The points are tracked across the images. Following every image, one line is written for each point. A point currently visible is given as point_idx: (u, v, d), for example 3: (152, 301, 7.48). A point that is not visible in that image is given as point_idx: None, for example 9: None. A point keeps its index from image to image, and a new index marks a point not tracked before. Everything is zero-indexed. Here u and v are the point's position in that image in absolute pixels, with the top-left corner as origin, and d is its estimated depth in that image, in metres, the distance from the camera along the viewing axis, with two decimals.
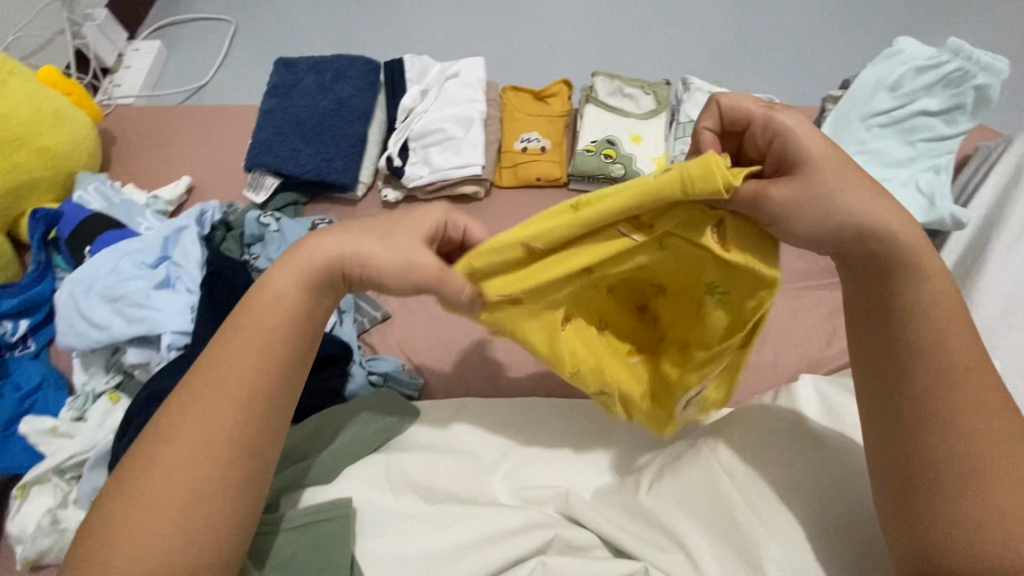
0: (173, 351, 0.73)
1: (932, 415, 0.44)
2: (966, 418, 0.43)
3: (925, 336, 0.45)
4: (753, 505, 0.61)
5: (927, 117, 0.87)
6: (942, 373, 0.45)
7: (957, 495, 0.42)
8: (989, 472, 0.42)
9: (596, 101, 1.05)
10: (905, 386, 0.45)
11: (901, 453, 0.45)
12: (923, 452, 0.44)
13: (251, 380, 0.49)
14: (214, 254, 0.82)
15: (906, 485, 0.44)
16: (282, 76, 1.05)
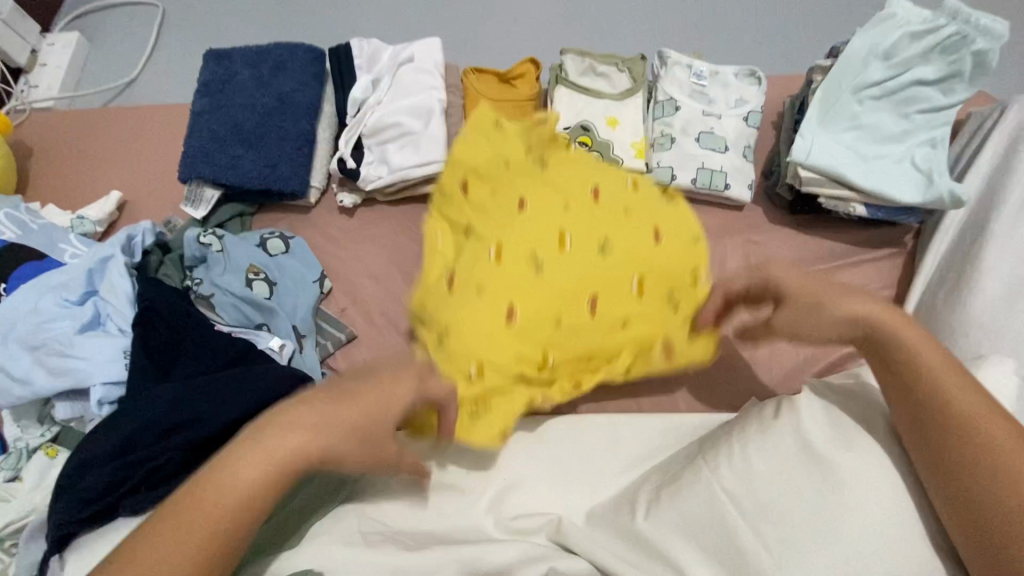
0: (105, 406, 0.66)
1: (991, 462, 0.51)
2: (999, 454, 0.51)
3: (928, 380, 0.55)
4: (751, 530, 0.59)
5: (923, 88, 0.80)
6: (979, 427, 0.53)
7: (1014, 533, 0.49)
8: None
9: (567, 82, 0.95)
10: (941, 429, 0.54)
11: (964, 509, 0.52)
12: (986, 497, 0.51)
13: (338, 435, 0.47)
14: (147, 285, 0.74)
15: (967, 531, 0.51)
16: (213, 71, 0.93)
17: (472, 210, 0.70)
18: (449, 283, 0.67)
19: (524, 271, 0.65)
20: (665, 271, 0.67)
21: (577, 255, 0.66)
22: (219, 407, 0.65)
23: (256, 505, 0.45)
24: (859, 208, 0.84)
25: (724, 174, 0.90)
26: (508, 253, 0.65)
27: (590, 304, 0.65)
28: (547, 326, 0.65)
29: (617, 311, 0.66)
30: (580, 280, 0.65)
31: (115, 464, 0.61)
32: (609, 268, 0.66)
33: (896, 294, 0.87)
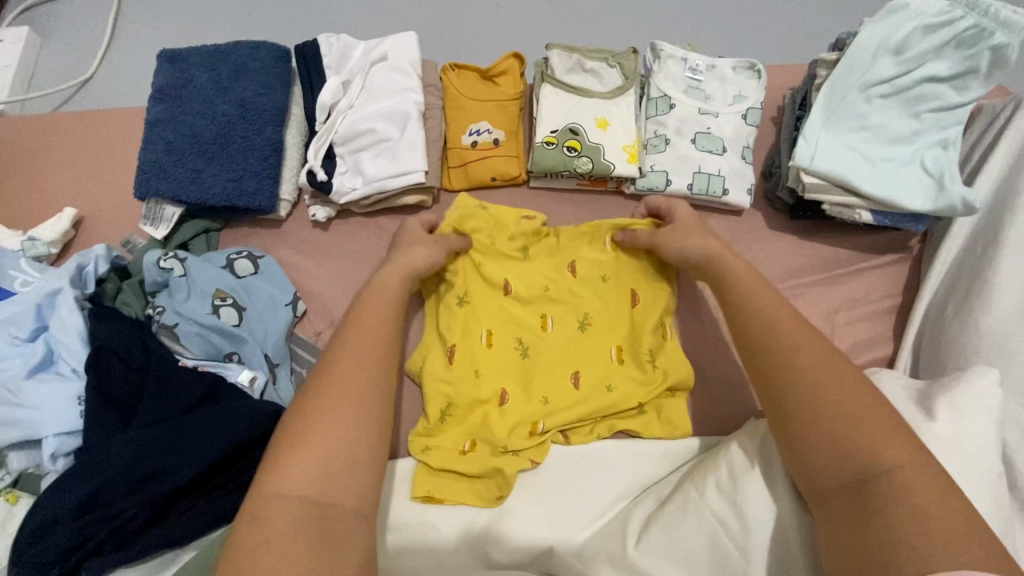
0: (60, 458, 0.62)
1: (829, 416, 0.52)
2: (797, 366, 0.56)
3: (779, 354, 0.57)
4: (744, 560, 0.57)
5: (934, 85, 0.75)
6: (789, 345, 0.57)
7: (816, 435, 0.52)
8: (829, 411, 0.52)
9: (553, 79, 0.88)
10: (754, 351, 0.60)
11: (775, 414, 0.56)
12: (788, 405, 0.55)
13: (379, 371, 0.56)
14: (101, 321, 0.68)
15: (782, 435, 0.56)
16: (168, 75, 0.85)
17: (469, 290, 0.80)
18: (469, 387, 0.76)
19: (513, 338, 0.80)
20: (633, 346, 0.80)
21: (557, 330, 0.80)
22: (188, 454, 0.60)
23: (366, 427, 0.52)
24: (864, 214, 0.79)
25: (722, 178, 0.85)
26: (499, 335, 0.79)
27: (572, 377, 0.78)
28: (534, 400, 0.77)
29: (592, 378, 0.78)
30: (561, 353, 0.79)
31: (72, 526, 0.56)
32: (588, 343, 0.80)
33: (903, 302, 0.83)
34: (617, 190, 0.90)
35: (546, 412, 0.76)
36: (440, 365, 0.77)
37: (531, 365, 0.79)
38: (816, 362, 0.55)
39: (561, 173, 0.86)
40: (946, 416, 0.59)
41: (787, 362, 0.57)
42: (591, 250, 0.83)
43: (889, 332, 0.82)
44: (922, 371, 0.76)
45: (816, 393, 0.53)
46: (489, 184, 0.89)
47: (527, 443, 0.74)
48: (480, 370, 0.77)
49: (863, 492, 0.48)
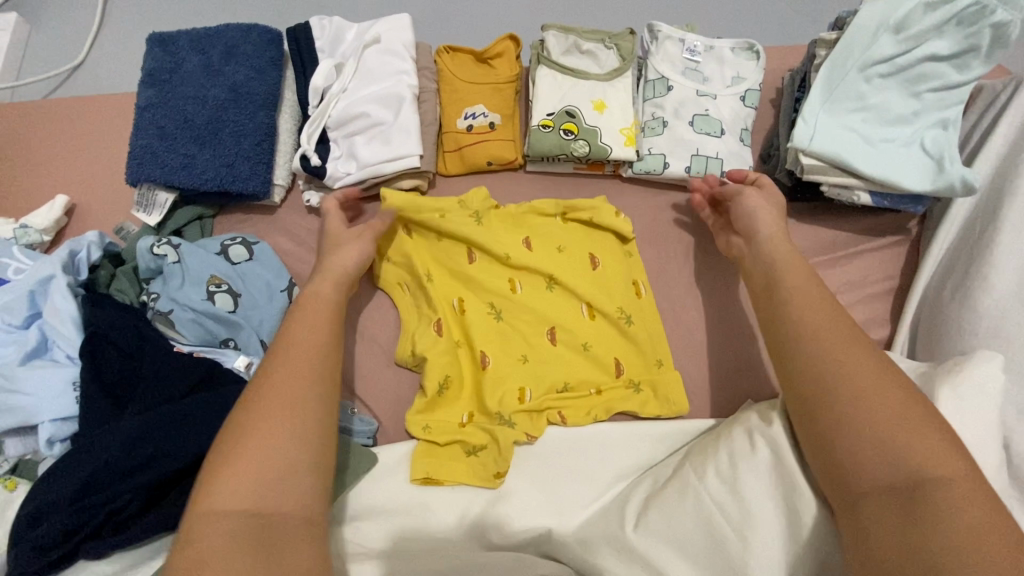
0: (57, 444, 0.62)
1: (883, 434, 0.49)
2: (836, 367, 0.53)
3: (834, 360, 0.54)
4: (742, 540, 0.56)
5: (935, 64, 0.74)
6: (843, 352, 0.54)
7: (853, 436, 0.50)
8: (869, 416, 0.50)
9: (549, 62, 0.87)
10: (791, 343, 0.57)
11: (808, 410, 0.54)
12: (824, 402, 0.53)
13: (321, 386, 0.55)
14: (95, 308, 0.67)
15: (810, 432, 0.54)
16: (159, 58, 0.84)
17: (440, 271, 0.82)
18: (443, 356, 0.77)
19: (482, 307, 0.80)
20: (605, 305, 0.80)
21: (528, 293, 0.81)
22: (184, 440, 0.60)
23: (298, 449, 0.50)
24: (864, 195, 0.78)
25: (720, 160, 0.84)
26: (470, 303, 0.80)
27: (549, 336, 0.79)
28: (520, 367, 0.77)
29: (570, 335, 0.79)
30: (533, 314, 0.80)
31: (70, 509, 0.56)
32: (559, 302, 0.81)
33: (900, 284, 0.83)
34: (614, 174, 0.89)
35: (531, 376, 0.77)
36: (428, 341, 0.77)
37: (514, 334, 0.79)
38: (861, 364, 0.53)
39: (558, 157, 0.85)
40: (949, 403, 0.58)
41: (824, 361, 0.54)
42: (539, 218, 0.84)
43: (886, 315, 0.81)
44: (919, 353, 0.76)
45: (857, 397, 0.51)
46: (485, 168, 0.88)
47: (517, 408, 0.75)
48: (466, 343, 0.78)
49: (909, 498, 0.46)
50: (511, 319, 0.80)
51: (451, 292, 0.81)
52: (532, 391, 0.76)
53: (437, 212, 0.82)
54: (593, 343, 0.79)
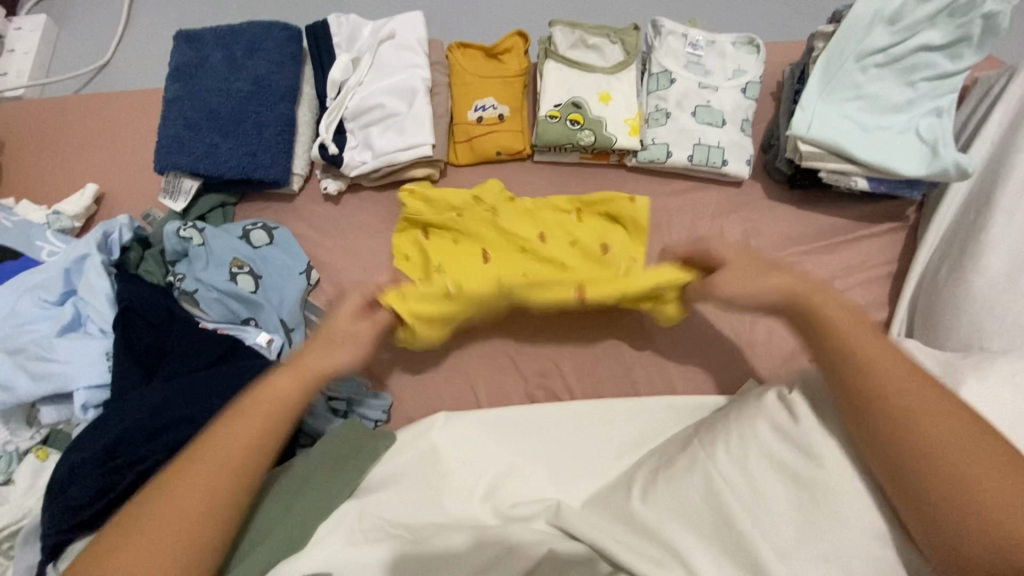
0: (91, 410, 0.66)
1: (972, 497, 0.48)
2: (929, 439, 0.51)
3: (895, 420, 0.53)
4: (751, 519, 0.57)
5: (928, 54, 0.77)
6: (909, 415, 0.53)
7: (992, 543, 0.47)
8: (972, 494, 0.48)
9: (556, 56, 0.91)
10: (898, 434, 0.53)
11: (902, 487, 0.52)
12: (921, 479, 0.51)
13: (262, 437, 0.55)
14: (125, 284, 0.71)
15: (915, 510, 0.51)
16: (184, 54, 0.88)
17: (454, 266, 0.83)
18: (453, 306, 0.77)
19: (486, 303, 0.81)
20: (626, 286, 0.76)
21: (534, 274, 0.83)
22: (208, 406, 0.63)
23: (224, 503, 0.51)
24: (861, 182, 0.81)
25: (721, 149, 0.87)
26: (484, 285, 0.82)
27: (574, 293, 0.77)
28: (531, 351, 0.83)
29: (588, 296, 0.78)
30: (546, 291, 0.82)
31: (104, 469, 0.59)
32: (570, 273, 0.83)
33: (898, 269, 0.85)
34: (619, 164, 0.92)
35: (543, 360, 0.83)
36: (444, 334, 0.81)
37: (526, 321, 0.84)
38: (949, 432, 0.51)
39: (564, 146, 0.89)
40: (957, 375, 0.59)
41: (921, 437, 0.52)
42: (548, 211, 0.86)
43: (885, 298, 0.84)
44: (916, 332, 0.78)
45: (955, 474, 0.49)
46: (495, 158, 0.91)
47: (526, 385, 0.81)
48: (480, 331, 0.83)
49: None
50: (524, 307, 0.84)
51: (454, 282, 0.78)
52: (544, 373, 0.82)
53: (455, 210, 0.84)
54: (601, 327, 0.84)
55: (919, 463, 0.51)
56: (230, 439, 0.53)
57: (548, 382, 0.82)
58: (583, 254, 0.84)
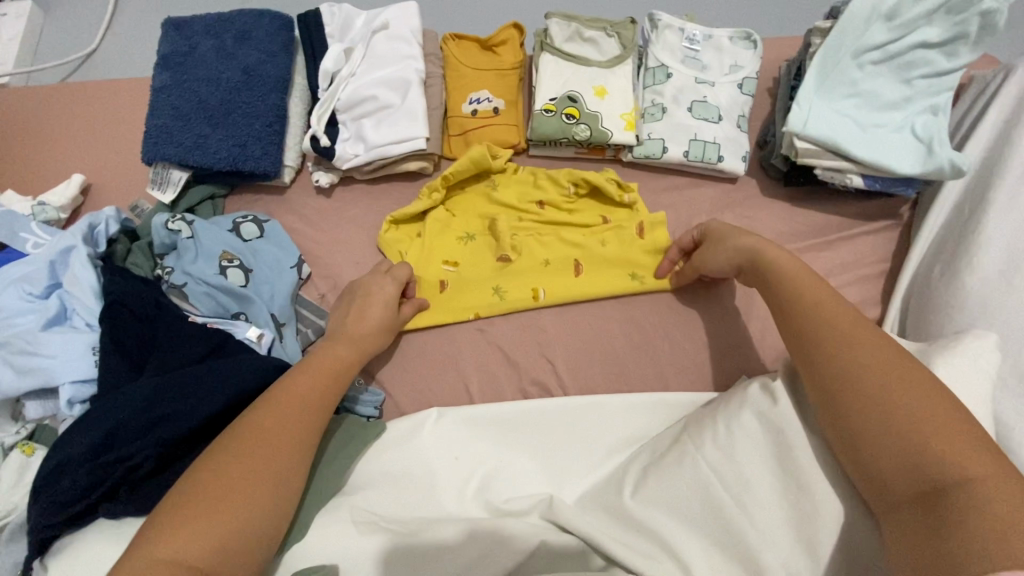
0: (77, 405, 0.64)
1: (894, 429, 0.49)
2: (863, 372, 0.52)
3: (837, 355, 0.55)
4: (742, 510, 0.57)
5: (925, 50, 0.77)
6: (857, 358, 0.53)
7: (909, 475, 0.47)
8: (902, 424, 0.49)
9: (552, 49, 0.90)
10: (835, 372, 0.54)
11: (834, 420, 0.54)
12: (849, 410, 0.52)
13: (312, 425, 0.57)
14: (112, 277, 0.70)
15: (847, 445, 0.52)
16: (173, 42, 0.86)
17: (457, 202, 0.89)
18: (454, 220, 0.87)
19: (493, 275, 0.84)
20: (614, 203, 0.89)
21: (555, 243, 0.85)
22: (198, 400, 0.62)
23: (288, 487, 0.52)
24: (857, 179, 0.81)
25: (718, 145, 0.87)
26: (478, 236, 0.87)
27: (540, 200, 0.88)
28: (536, 263, 0.84)
29: (589, 235, 0.86)
30: (552, 270, 0.84)
31: (89, 466, 0.58)
32: (604, 287, 0.83)
33: (893, 266, 0.85)
34: (615, 159, 0.92)
35: (528, 236, 0.86)
36: (441, 218, 0.87)
37: (484, 193, 0.89)
38: (879, 360, 0.53)
39: (560, 141, 0.88)
40: (944, 376, 0.59)
41: (852, 365, 0.53)
42: (518, 191, 0.89)
43: (878, 296, 0.84)
44: (908, 330, 0.78)
45: (881, 403, 0.50)
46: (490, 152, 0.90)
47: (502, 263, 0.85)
48: (473, 218, 0.88)
49: (933, 504, 0.45)
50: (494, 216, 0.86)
51: (468, 230, 0.88)
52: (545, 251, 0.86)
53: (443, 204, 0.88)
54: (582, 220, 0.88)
55: (845, 393, 0.53)
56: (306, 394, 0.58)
57: (542, 379, 0.81)
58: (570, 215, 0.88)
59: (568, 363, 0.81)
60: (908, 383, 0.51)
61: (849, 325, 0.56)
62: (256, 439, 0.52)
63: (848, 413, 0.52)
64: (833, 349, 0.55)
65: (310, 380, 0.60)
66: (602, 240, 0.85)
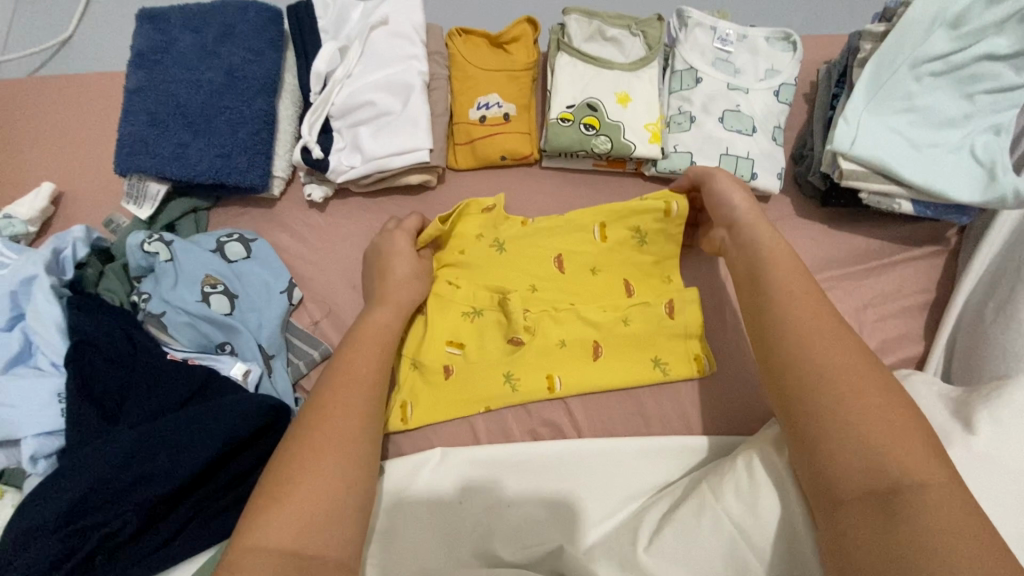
0: (41, 461, 0.58)
1: (838, 423, 0.48)
2: (826, 374, 0.50)
3: (793, 346, 0.53)
4: (766, 571, 0.53)
5: (992, 63, 0.68)
6: (811, 347, 0.52)
7: (852, 471, 0.46)
8: (855, 428, 0.47)
9: (570, 49, 0.81)
10: (791, 366, 0.53)
11: (789, 418, 0.52)
12: (808, 409, 0.50)
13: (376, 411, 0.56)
14: (80, 314, 0.63)
15: (795, 439, 0.51)
16: (148, 37, 0.77)
17: (461, 266, 0.77)
18: (459, 290, 0.75)
19: (502, 358, 0.74)
20: (641, 270, 0.78)
21: (573, 320, 0.75)
22: (176, 454, 0.56)
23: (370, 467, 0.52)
24: (906, 205, 0.73)
25: (751, 161, 0.78)
26: (486, 312, 0.75)
27: (555, 263, 0.78)
28: (553, 349, 0.74)
29: (611, 312, 0.75)
30: (567, 352, 0.74)
31: (57, 533, 0.51)
32: (622, 377, 0.74)
33: (936, 298, 0.78)
34: (636, 172, 0.84)
35: (542, 305, 0.76)
36: (443, 287, 0.76)
37: (495, 255, 0.77)
38: (837, 357, 0.51)
39: (577, 153, 0.80)
40: (993, 434, 0.52)
41: (812, 362, 0.52)
42: (534, 251, 0.78)
43: (921, 331, 0.77)
44: (955, 375, 0.71)
45: (834, 401, 0.49)
46: (499, 163, 0.82)
47: (514, 352, 0.74)
48: (479, 283, 0.76)
49: (883, 507, 0.44)
50: (505, 288, 0.76)
51: (474, 302, 0.76)
52: (565, 328, 0.75)
53: (447, 266, 0.77)
54: (607, 283, 0.78)
55: (798, 386, 0.51)
56: (367, 378, 0.58)
57: (554, 417, 0.75)
58: (590, 282, 0.78)
59: (582, 402, 0.75)
60: (860, 375, 0.50)
61: (806, 315, 0.55)
62: (314, 464, 0.49)
63: (797, 408, 0.51)
64: (787, 342, 0.54)
65: (354, 390, 0.56)
66: (623, 312, 0.75)
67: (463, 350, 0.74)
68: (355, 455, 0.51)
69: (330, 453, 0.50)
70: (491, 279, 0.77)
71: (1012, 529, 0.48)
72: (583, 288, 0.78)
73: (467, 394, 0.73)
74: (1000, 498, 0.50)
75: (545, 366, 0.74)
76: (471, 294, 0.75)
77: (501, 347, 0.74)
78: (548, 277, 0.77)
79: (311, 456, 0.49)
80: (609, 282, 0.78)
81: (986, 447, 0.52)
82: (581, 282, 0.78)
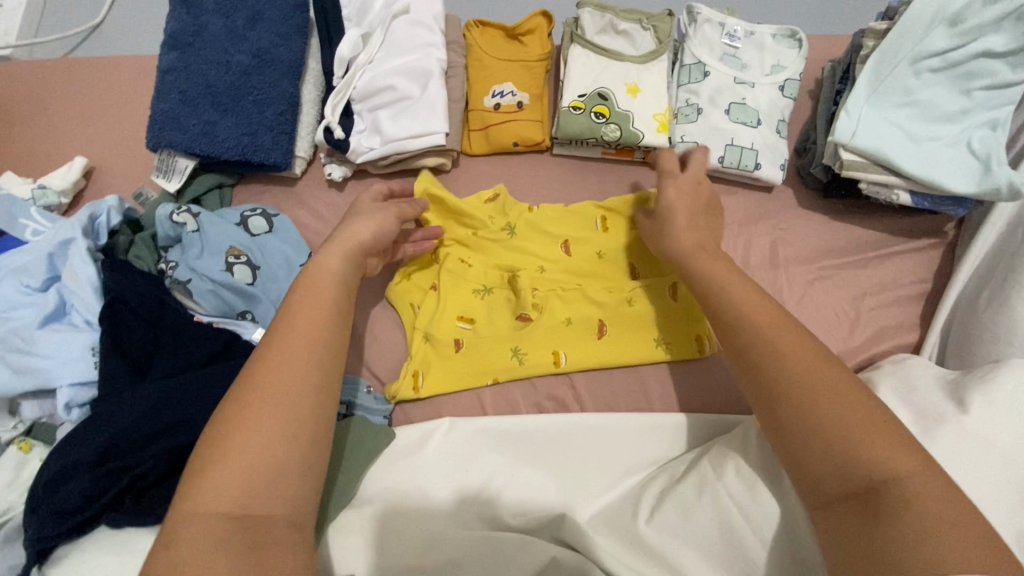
0: (74, 410, 0.62)
1: (817, 422, 0.46)
2: (796, 377, 0.48)
3: (762, 348, 0.52)
4: (760, 536, 0.55)
5: (989, 60, 0.71)
6: (778, 348, 0.51)
7: (834, 470, 0.44)
8: (833, 429, 0.45)
9: (583, 40, 0.84)
10: (761, 370, 0.51)
11: (766, 420, 0.50)
12: (782, 410, 0.48)
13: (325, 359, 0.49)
14: (114, 275, 0.67)
15: (777, 438, 0.49)
16: (181, 20, 0.81)
17: (472, 247, 0.81)
18: (471, 269, 0.80)
19: (510, 333, 0.77)
20: (646, 255, 0.81)
21: (579, 300, 0.78)
22: (199, 409, 0.59)
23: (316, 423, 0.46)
24: (904, 195, 0.76)
25: (755, 151, 0.81)
26: (496, 290, 0.79)
27: (562, 247, 0.81)
28: (560, 327, 0.77)
29: (616, 293, 0.78)
30: (573, 330, 0.77)
31: (87, 476, 0.55)
32: (624, 357, 0.77)
33: (932, 288, 0.81)
34: (643, 161, 0.87)
35: (549, 285, 0.79)
36: (455, 266, 0.80)
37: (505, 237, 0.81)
38: (802, 357, 0.49)
39: (587, 140, 0.83)
40: (980, 410, 0.55)
41: (777, 366, 0.50)
42: (541, 235, 0.81)
43: (917, 320, 0.79)
44: (949, 360, 0.73)
45: (807, 402, 0.47)
46: (511, 149, 0.85)
47: (522, 329, 0.77)
48: (488, 264, 0.80)
49: (869, 505, 0.42)
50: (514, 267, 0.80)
51: (485, 281, 0.80)
52: (569, 308, 0.78)
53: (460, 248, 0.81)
54: (611, 267, 0.81)
55: (767, 390, 0.50)
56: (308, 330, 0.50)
57: (559, 393, 0.77)
58: (595, 266, 0.81)
59: (586, 378, 0.78)
60: (828, 373, 0.48)
61: (769, 317, 0.54)
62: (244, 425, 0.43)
63: (770, 409, 0.49)
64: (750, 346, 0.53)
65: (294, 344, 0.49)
66: (627, 293, 0.78)
67: (474, 325, 0.78)
68: (290, 408, 0.45)
69: (260, 408, 0.44)
70: (499, 259, 0.81)
71: (999, 500, 0.50)
72: (589, 271, 0.81)
73: (476, 367, 0.77)
74: (986, 467, 0.52)
75: (551, 343, 0.77)
76: (482, 273, 0.80)
77: (510, 324, 0.78)
78: (555, 259, 0.81)
79: (238, 417, 0.44)
80: (615, 266, 0.81)
81: (974, 422, 0.54)
82: (585, 266, 0.81)
